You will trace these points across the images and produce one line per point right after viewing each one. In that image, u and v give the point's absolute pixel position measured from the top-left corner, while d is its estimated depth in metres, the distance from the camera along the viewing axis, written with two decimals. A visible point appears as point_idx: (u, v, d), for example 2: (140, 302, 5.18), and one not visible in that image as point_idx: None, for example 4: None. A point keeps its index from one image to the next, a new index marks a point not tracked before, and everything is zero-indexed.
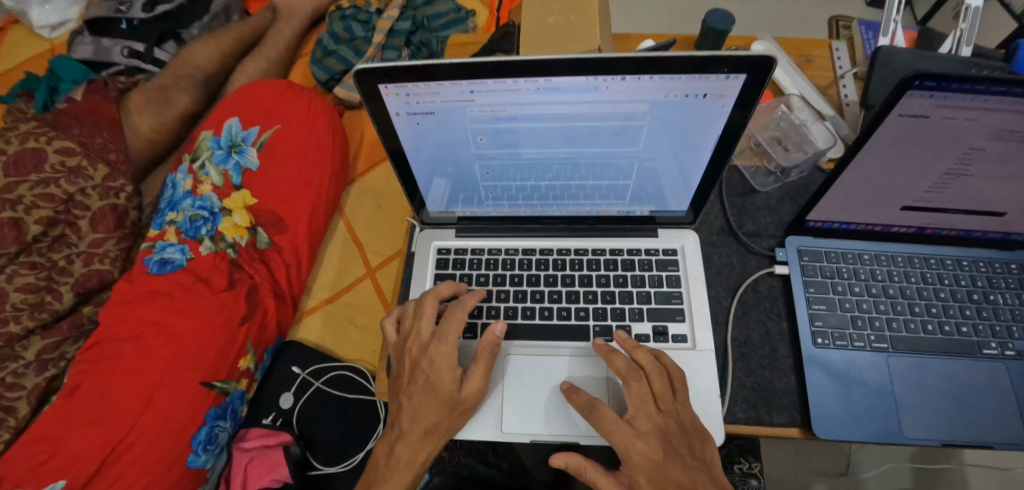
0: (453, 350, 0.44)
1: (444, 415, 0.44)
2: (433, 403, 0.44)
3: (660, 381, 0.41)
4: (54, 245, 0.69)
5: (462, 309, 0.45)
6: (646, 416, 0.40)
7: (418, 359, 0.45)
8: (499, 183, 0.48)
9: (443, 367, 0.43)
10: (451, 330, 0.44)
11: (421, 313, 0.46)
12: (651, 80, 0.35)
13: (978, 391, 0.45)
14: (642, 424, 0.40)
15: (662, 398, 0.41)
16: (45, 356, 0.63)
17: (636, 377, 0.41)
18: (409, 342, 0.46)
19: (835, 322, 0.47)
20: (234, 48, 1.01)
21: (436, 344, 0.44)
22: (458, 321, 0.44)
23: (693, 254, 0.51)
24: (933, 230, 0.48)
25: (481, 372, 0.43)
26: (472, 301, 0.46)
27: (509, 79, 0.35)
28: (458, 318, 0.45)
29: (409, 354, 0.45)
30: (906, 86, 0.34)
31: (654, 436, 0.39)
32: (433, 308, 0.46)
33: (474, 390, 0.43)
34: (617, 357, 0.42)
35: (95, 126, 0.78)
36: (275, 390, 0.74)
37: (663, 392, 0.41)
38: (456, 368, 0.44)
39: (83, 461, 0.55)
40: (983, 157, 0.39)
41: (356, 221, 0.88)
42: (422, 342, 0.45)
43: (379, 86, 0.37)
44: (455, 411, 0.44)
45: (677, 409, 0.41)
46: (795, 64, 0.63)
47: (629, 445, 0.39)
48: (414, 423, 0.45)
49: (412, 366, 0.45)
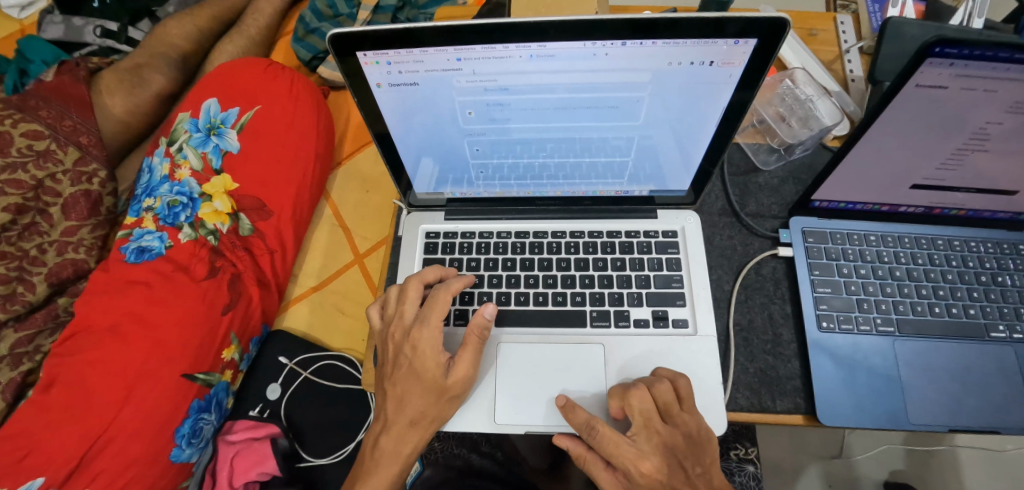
0: (437, 334, 0.41)
1: (432, 403, 0.42)
2: (419, 391, 0.42)
3: (665, 390, 0.40)
4: (25, 234, 0.65)
5: (446, 292, 0.42)
6: (650, 434, 0.39)
7: (401, 344, 0.43)
8: (489, 162, 0.45)
9: (426, 351, 0.41)
10: (434, 315, 0.41)
11: (404, 299, 0.43)
12: (653, 46, 0.33)
13: (985, 375, 0.43)
14: (645, 443, 0.39)
15: (669, 411, 0.39)
16: (19, 350, 0.60)
17: (637, 394, 0.39)
18: (393, 328, 0.44)
19: (840, 305, 0.45)
20: (211, 28, 0.97)
21: (416, 331, 0.42)
22: (443, 305, 0.42)
23: (695, 236, 0.48)
24: (941, 210, 0.46)
25: (469, 355, 0.41)
26: (459, 286, 0.43)
27: (499, 44, 0.33)
28: (442, 300, 0.42)
29: (392, 339, 0.43)
30: (925, 54, 0.32)
31: (658, 454, 0.39)
32: (418, 292, 0.43)
33: (464, 375, 0.41)
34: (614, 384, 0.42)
35: (64, 108, 0.73)
36: (262, 382, 0.71)
37: (669, 403, 0.39)
38: (441, 352, 0.41)
39: (62, 458, 0.53)
40: (1000, 131, 0.37)
41: (343, 206, 0.85)
42: (405, 327, 0.43)
43: (358, 54, 0.34)
44: (443, 399, 0.42)
45: (685, 420, 0.39)
46: (799, 38, 0.60)
47: (634, 466, 0.38)
48: (399, 412, 0.43)
49: (396, 352, 0.43)
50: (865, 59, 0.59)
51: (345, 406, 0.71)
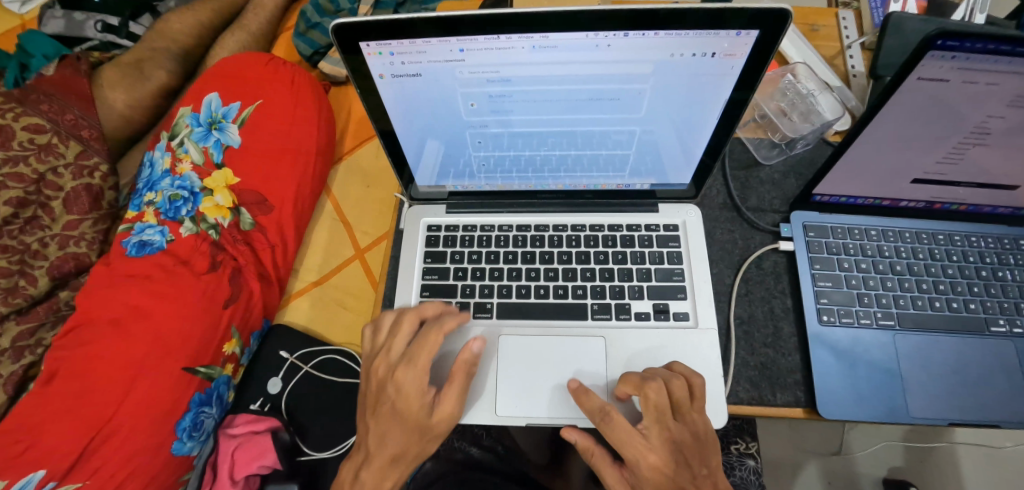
0: (422, 374, 0.41)
1: (413, 441, 0.42)
2: (400, 430, 0.42)
3: (681, 387, 0.39)
4: (26, 227, 0.65)
5: (438, 333, 0.42)
6: (660, 428, 0.39)
7: (385, 381, 0.43)
8: (491, 155, 0.45)
9: (410, 391, 0.41)
10: (423, 356, 0.41)
11: (396, 333, 0.44)
12: (656, 36, 0.33)
13: (985, 368, 0.43)
14: (655, 437, 0.39)
15: (681, 408, 0.39)
16: (21, 343, 0.60)
17: (655, 387, 0.38)
18: (379, 361, 0.44)
19: (841, 299, 0.45)
20: (212, 23, 0.97)
21: (404, 368, 0.42)
22: (431, 345, 0.42)
23: (695, 230, 0.48)
24: (942, 204, 0.46)
25: (455, 392, 0.41)
26: (452, 324, 0.42)
27: (502, 35, 0.33)
28: (433, 341, 0.42)
29: (376, 374, 0.43)
30: (927, 46, 0.32)
31: (665, 448, 0.39)
32: (409, 327, 0.43)
33: (448, 413, 0.41)
34: (628, 373, 0.41)
35: (66, 101, 0.73)
36: (263, 376, 0.71)
37: (683, 400, 0.39)
38: (426, 392, 0.41)
39: (64, 450, 0.54)
40: (1001, 125, 0.37)
41: (344, 201, 0.85)
42: (391, 362, 0.43)
43: (361, 44, 0.34)
44: (425, 437, 0.42)
45: (695, 418, 0.39)
46: (801, 33, 0.60)
47: (642, 458, 0.38)
48: (380, 448, 0.42)
49: (379, 387, 0.43)
50: (867, 54, 0.59)
51: (346, 400, 0.70)
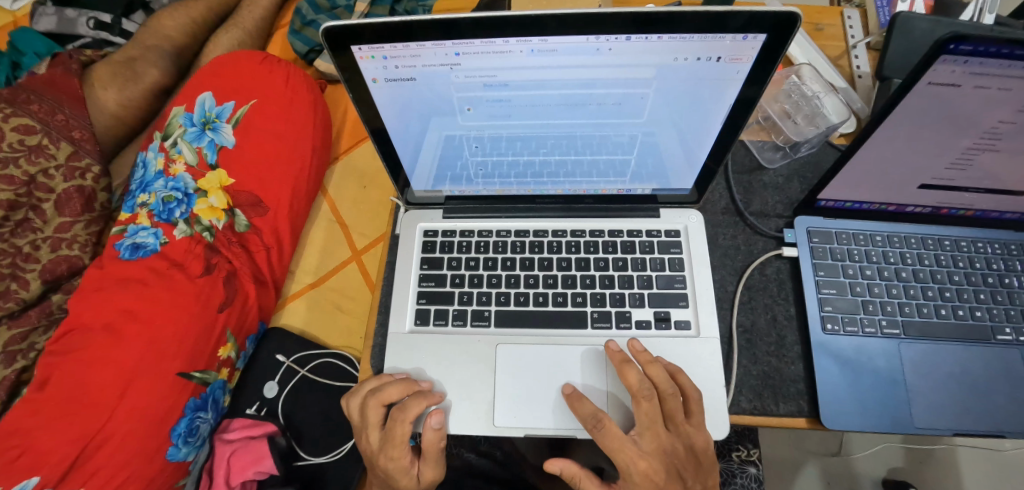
0: (404, 455, 0.42)
1: None
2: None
3: (674, 400, 0.40)
4: (18, 230, 0.64)
5: (403, 422, 0.40)
6: (652, 435, 0.40)
7: (373, 461, 0.44)
8: (489, 159, 0.44)
9: (398, 473, 0.42)
10: (398, 447, 0.41)
11: (368, 422, 0.42)
12: (659, 40, 0.32)
13: (992, 376, 0.43)
14: (647, 443, 0.40)
15: (673, 419, 0.40)
16: (12, 348, 0.59)
17: (647, 397, 0.40)
18: (364, 444, 0.44)
19: (846, 307, 0.45)
20: (206, 19, 0.95)
21: (384, 458, 0.42)
22: (403, 435, 0.41)
23: (697, 235, 0.48)
24: (949, 210, 0.45)
25: (433, 461, 0.43)
26: (416, 411, 0.40)
27: (499, 38, 0.32)
28: (402, 431, 0.41)
29: (365, 453, 0.45)
30: (938, 51, 0.31)
31: (657, 456, 0.40)
32: (377, 417, 0.42)
33: (430, 479, 0.43)
34: (630, 370, 0.40)
35: (56, 102, 0.72)
36: (258, 381, 0.69)
37: (676, 412, 0.40)
38: (411, 464, 0.43)
39: (57, 456, 0.53)
40: (1012, 131, 0.36)
41: (341, 202, 0.84)
42: (373, 447, 0.43)
43: (353, 48, 0.33)
44: None
45: (689, 431, 0.40)
46: (806, 33, 0.59)
47: (634, 466, 0.39)
48: None
49: (371, 461, 0.45)
50: (873, 55, 0.58)
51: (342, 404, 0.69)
